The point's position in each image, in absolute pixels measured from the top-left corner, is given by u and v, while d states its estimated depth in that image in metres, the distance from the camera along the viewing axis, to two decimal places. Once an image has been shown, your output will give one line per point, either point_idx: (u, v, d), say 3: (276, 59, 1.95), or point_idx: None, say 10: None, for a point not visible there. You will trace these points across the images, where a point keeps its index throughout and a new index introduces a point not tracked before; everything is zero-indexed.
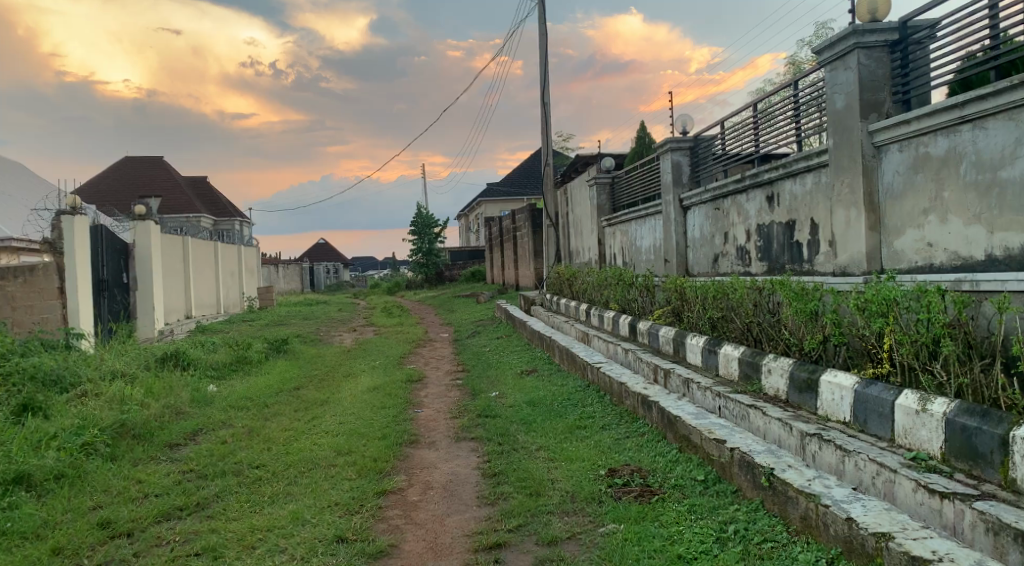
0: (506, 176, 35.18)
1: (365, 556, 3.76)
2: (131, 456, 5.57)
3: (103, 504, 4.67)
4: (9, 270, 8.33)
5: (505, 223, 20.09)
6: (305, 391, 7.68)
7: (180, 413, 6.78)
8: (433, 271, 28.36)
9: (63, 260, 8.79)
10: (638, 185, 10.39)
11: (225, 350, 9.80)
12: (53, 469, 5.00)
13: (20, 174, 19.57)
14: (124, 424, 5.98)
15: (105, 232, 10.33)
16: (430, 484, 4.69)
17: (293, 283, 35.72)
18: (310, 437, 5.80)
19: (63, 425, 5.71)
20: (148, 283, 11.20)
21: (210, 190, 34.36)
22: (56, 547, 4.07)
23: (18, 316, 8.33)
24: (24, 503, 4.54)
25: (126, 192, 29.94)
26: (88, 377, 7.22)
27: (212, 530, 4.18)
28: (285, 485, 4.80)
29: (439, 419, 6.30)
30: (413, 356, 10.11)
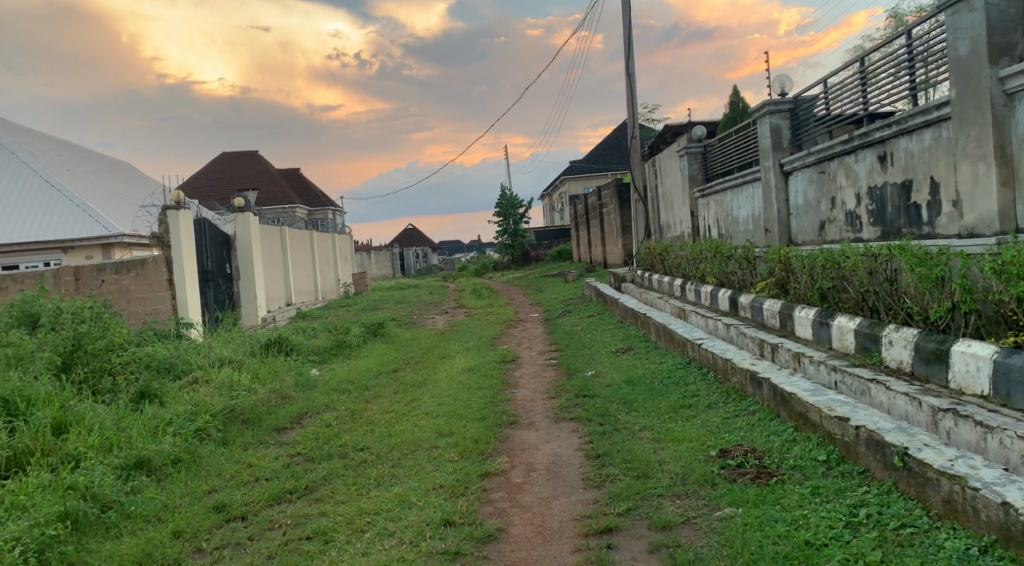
0: (590, 152, 34.75)
1: (474, 540, 3.70)
2: (241, 441, 5.73)
3: (218, 488, 4.80)
4: (122, 264, 8.74)
5: (591, 199, 19.78)
6: (402, 374, 7.74)
7: (285, 396, 6.96)
8: (519, 252, 28.38)
9: (171, 252, 9.11)
10: (733, 153, 9.98)
11: (325, 335, 10.03)
12: (170, 453, 5.19)
13: (127, 174, 20.51)
14: (234, 409, 6.21)
15: (208, 224, 10.66)
16: (533, 466, 4.60)
17: (385, 268, 36.47)
18: (411, 419, 5.82)
19: (177, 411, 5.94)
20: (249, 273, 11.55)
21: (302, 181, 35.34)
22: (177, 531, 4.19)
23: (132, 308, 8.75)
24: (146, 487, 4.73)
25: (225, 186, 31.16)
26: (199, 364, 7.49)
27: (322, 513, 4.23)
28: (389, 467, 4.81)
29: (537, 399, 6.20)
30: (506, 337, 10.09)
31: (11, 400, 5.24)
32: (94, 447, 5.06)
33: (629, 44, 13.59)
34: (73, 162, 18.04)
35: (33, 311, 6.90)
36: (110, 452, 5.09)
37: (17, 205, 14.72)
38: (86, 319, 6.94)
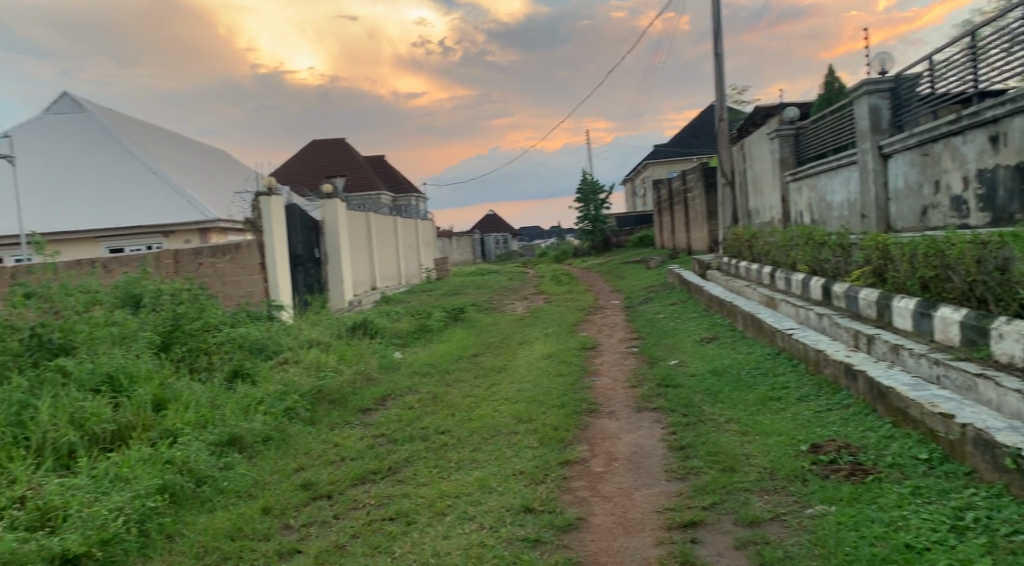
0: (674, 136, 34.06)
1: (554, 528, 3.66)
2: (327, 421, 5.86)
3: (305, 466, 4.92)
4: (218, 248, 9.03)
5: (675, 184, 19.38)
6: (483, 358, 7.77)
7: (369, 378, 7.09)
8: (601, 238, 28.16)
9: (263, 238, 9.41)
10: (827, 135, 9.57)
11: (407, 319, 10.18)
12: (261, 431, 5.36)
13: (223, 162, 21.29)
14: (321, 390, 6.37)
15: (298, 210, 10.94)
16: (614, 455, 4.52)
17: (466, 254, 36.83)
18: (491, 404, 5.82)
19: (268, 391, 6.13)
20: (337, 258, 11.82)
21: (387, 168, 35.99)
22: (267, 507, 4.31)
23: (227, 290, 9.08)
24: (238, 464, 4.90)
25: (314, 173, 32.04)
26: (289, 345, 7.71)
27: (404, 495, 4.27)
28: (470, 451, 4.83)
29: (619, 388, 6.11)
30: (586, 323, 10.00)
31: (115, 377, 5.50)
32: (190, 423, 5.27)
33: (719, 24, 13.19)
34: (173, 150, 18.84)
35: (136, 292, 7.24)
36: (205, 429, 5.29)
37: (123, 192, 15.48)
38: (183, 302, 7.25)
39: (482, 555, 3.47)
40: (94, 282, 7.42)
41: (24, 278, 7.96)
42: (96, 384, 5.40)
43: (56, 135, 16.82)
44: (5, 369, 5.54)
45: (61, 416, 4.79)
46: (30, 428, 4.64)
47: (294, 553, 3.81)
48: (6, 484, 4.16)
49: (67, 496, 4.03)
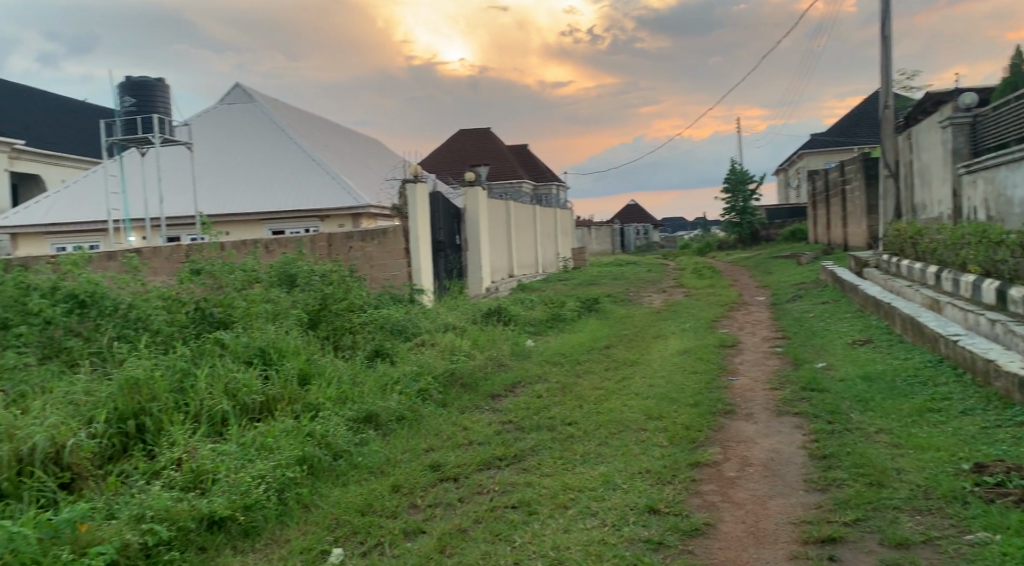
0: (834, 125, 32.13)
1: (679, 532, 3.51)
2: (459, 404, 5.94)
3: (435, 447, 5.00)
4: (367, 232, 9.41)
5: (832, 176, 18.28)
6: (616, 351, 7.62)
7: (501, 364, 7.14)
8: (748, 231, 27.09)
9: (408, 223, 9.68)
10: (1010, 123, 8.68)
11: (542, 307, 10.19)
12: (395, 410, 5.49)
13: (375, 150, 22.17)
14: (454, 373, 6.46)
15: (441, 198, 11.16)
16: (748, 460, 4.28)
17: (605, 244, 36.59)
18: (621, 398, 5.69)
19: (404, 371, 6.31)
20: (476, 245, 12.00)
21: (530, 157, 36.28)
22: (396, 484, 4.41)
23: (374, 273, 9.41)
24: (372, 440, 5.06)
25: (459, 162, 32.81)
26: (426, 328, 7.89)
27: (528, 484, 4.24)
28: (596, 445, 4.73)
29: (758, 389, 5.80)
30: (727, 320, 9.62)
31: (266, 350, 5.82)
32: (331, 399, 5.49)
33: (887, 4, 12.26)
34: (330, 138, 19.81)
35: (291, 272, 7.65)
36: (344, 404, 5.50)
37: (284, 177, 16.45)
38: (332, 282, 7.57)
39: (602, 554, 3.38)
40: (253, 260, 7.91)
41: (194, 255, 8.60)
42: (249, 356, 5.73)
43: (228, 123, 18.10)
44: (172, 339, 5.98)
45: (217, 385, 5.11)
46: (189, 394, 4.98)
47: (418, 533, 3.86)
48: (167, 446, 4.47)
49: (217, 461, 4.28)
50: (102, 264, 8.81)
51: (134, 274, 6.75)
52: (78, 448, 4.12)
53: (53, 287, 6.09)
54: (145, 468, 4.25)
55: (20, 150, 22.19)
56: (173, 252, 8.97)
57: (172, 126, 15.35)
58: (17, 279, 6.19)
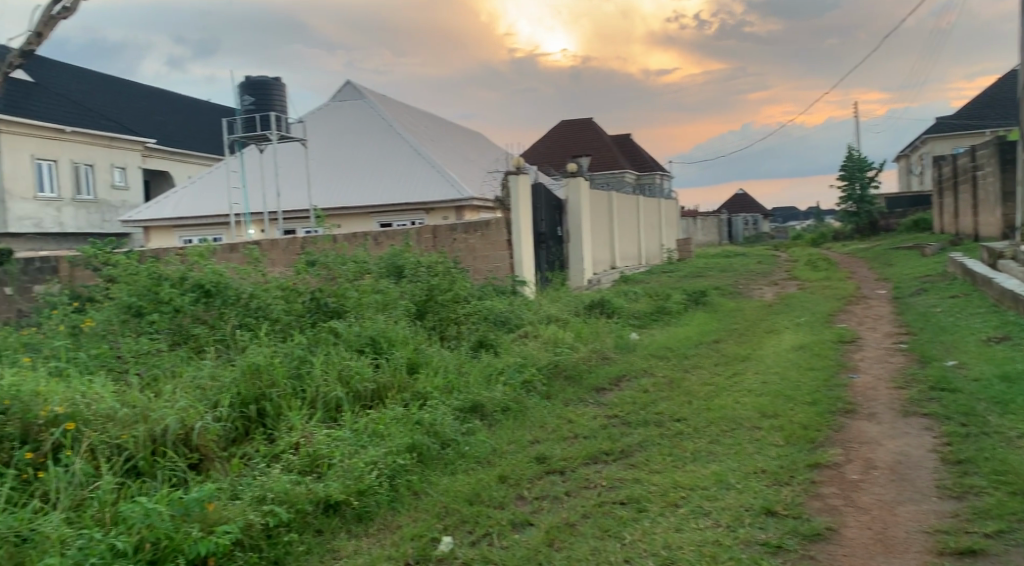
0: (963, 107, 30.12)
1: (799, 536, 3.36)
2: (563, 396, 5.90)
3: (540, 439, 4.99)
4: (470, 224, 9.51)
5: (962, 161, 17.13)
6: (725, 346, 7.39)
7: (605, 357, 7.07)
8: (865, 221, 25.82)
9: (510, 215, 9.69)
10: None
11: (647, 300, 10.02)
12: (500, 401, 5.52)
13: (478, 143, 22.41)
14: (558, 365, 6.45)
15: (544, 189, 11.11)
16: (873, 463, 4.06)
17: (711, 235, 35.72)
18: (731, 395, 5.52)
19: (508, 362, 6.34)
20: (578, 236, 11.92)
21: (633, 147, 35.79)
22: (503, 475, 4.42)
23: (477, 265, 9.53)
24: (479, 430, 5.10)
25: (561, 153, 32.74)
26: (530, 320, 7.88)
27: (637, 481, 4.16)
28: (707, 443, 4.60)
29: (881, 388, 5.50)
30: (844, 314, 9.17)
31: (377, 340, 5.97)
32: (439, 388, 5.57)
33: None
34: (435, 132, 20.12)
35: (398, 264, 7.82)
36: (451, 394, 5.57)
37: (391, 171, 16.86)
38: (438, 274, 7.69)
39: (717, 556, 3.27)
40: (363, 252, 8.13)
41: (309, 247, 8.93)
42: (361, 345, 5.89)
43: (339, 120, 18.69)
44: (290, 327, 6.21)
45: (331, 372, 5.27)
46: (306, 381, 5.16)
47: (527, 526, 3.86)
48: (286, 431, 4.64)
49: (332, 446, 4.42)
50: (225, 255, 9.27)
51: (255, 265, 7.07)
52: (205, 431, 4.33)
53: (182, 278, 6.47)
54: (265, 452, 4.43)
55: (151, 148, 23.70)
56: (289, 244, 9.34)
57: (286, 122, 15.84)
58: (151, 270, 6.60)
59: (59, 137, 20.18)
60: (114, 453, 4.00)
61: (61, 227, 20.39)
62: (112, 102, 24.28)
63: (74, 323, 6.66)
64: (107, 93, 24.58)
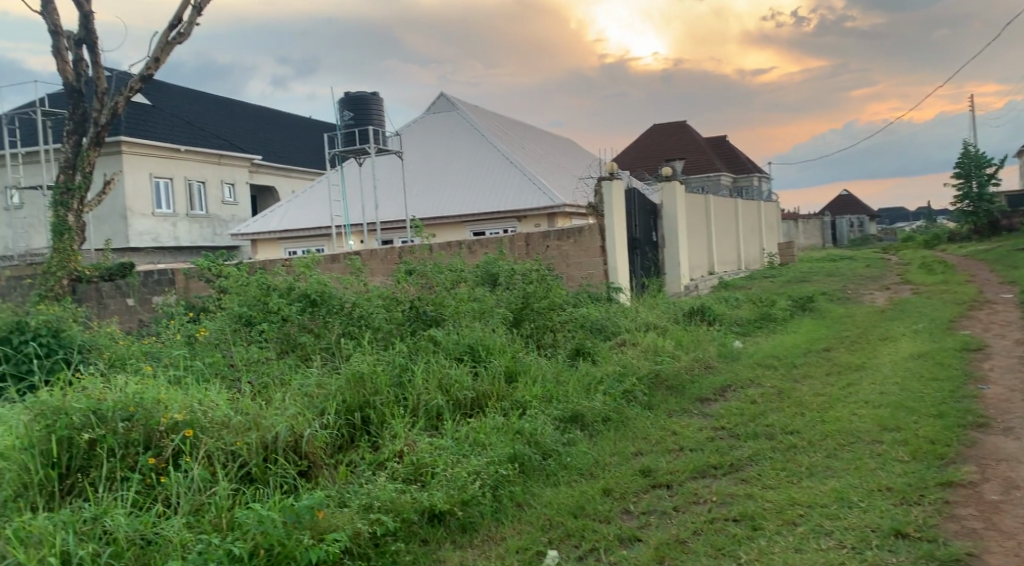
0: None
1: (935, 561, 3.13)
2: (666, 407, 5.73)
3: (644, 451, 4.85)
4: (563, 231, 9.47)
5: None
6: (836, 354, 7.03)
7: (708, 366, 6.84)
8: (984, 221, 24.30)
9: (603, 221, 9.57)
10: None
11: (749, 306, 9.69)
12: (601, 411, 5.42)
13: (570, 150, 22.33)
14: (659, 375, 6.28)
15: (637, 194, 10.91)
16: (1014, 483, 3.75)
17: (813, 238, 34.44)
18: (846, 407, 5.22)
19: (607, 371, 6.22)
20: (674, 241, 11.65)
21: (729, 149, 34.93)
22: (607, 488, 4.32)
23: (571, 271, 9.49)
24: (580, 441, 5.02)
25: (654, 157, 32.30)
26: (627, 327, 7.72)
27: (749, 496, 3.98)
28: (823, 457, 4.36)
29: (1016, 400, 5.09)
30: (967, 320, 8.58)
31: (475, 348, 5.97)
32: (538, 397, 5.51)
33: None
34: (527, 140, 20.15)
35: (493, 271, 7.82)
36: (550, 403, 5.50)
37: (485, 180, 16.99)
38: (534, 281, 7.65)
39: None
40: (459, 261, 8.17)
41: (407, 256, 9.08)
42: (459, 353, 5.90)
43: (433, 131, 18.99)
44: (391, 335, 6.28)
45: (432, 381, 5.30)
46: (408, 389, 5.20)
47: (634, 541, 3.74)
48: (389, 438, 4.68)
49: (435, 455, 4.43)
50: (328, 266, 9.53)
51: (356, 275, 7.22)
52: (313, 439, 4.43)
53: (289, 288, 6.72)
54: (370, 459, 4.47)
55: (257, 164, 24.76)
56: (387, 254, 9.52)
57: (384, 136, 16.29)
58: (259, 281, 6.86)
59: (174, 156, 21.35)
60: (229, 460, 4.12)
61: (176, 241, 21.57)
62: (221, 121, 25.50)
63: (189, 332, 6.98)
64: (217, 112, 25.85)
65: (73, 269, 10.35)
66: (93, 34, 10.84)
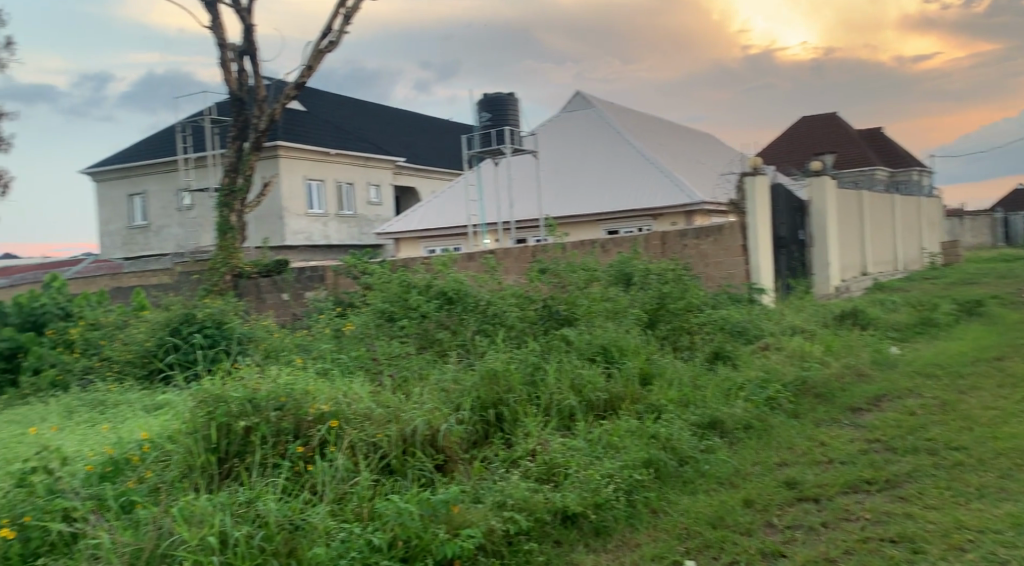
0: None
1: None
2: (813, 416, 5.41)
3: (789, 462, 4.59)
4: (702, 229, 9.16)
5: None
6: (1010, 364, 6.39)
7: (861, 374, 6.41)
8: None
9: (746, 219, 9.20)
10: None
11: (908, 310, 9.00)
12: (742, 418, 5.19)
13: (710, 146, 21.69)
14: (806, 382, 5.95)
15: (783, 190, 10.39)
16: None
17: (981, 236, 31.70)
18: (1023, 423, 4.73)
19: (749, 376, 5.95)
20: (823, 240, 11.02)
21: (886, 141, 32.74)
22: (748, 499, 4.12)
23: (710, 271, 9.13)
24: (719, 448, 4.82)
25: (802, 151, 30.81)
26: (771, 330, 7.36)
27: (908, 516, 3.68)
28: (996, 478, 3.96)
29: None
30: None
31: (609, 348, 5.88)
32: (674, 401, 5.35)
33: None
34: (665, 136, 19.74)
35: (628, 271, 7.69)
36: (687, 407, 5.32)
37: (621, 178, 16.78)
38: (670, 281, 7.45)
39: None
40: (594, 259, 8.09)
41: (541, 255, 9.09)
42: (592, 353, 5.83)
43: (569, 129, 18.97)
44: (524, 334, 6.28)
45: (565, 380, 5.26)
46: (540, 388, 5.19)
47: (778, 557, 3.53)
48: (522, 437, 4.68)
49: (568, 456, 4.38)
50: (464, 264, 9.70)
51: (490, 273, 7.30)
52: (449, 433, 4.51)
53: (427, 286, 6.92)
54: (504, 457, 4.48)
55: (400, 166, 25.69)
56: (522, 252, 9.57)
57: (520, 136, 16.45)
58: (400, 278, 7.11)
59: (324, 159, 22.53)
60: (370, 451, 4.26)
61: (326, 239, 22.74)
62: (367, 125, 26.66)
63: (336, 326, 7.32)
64: (364, 117, 27.05)
65: (235, 266, 11.05)
66: (255, 45, 11.57)
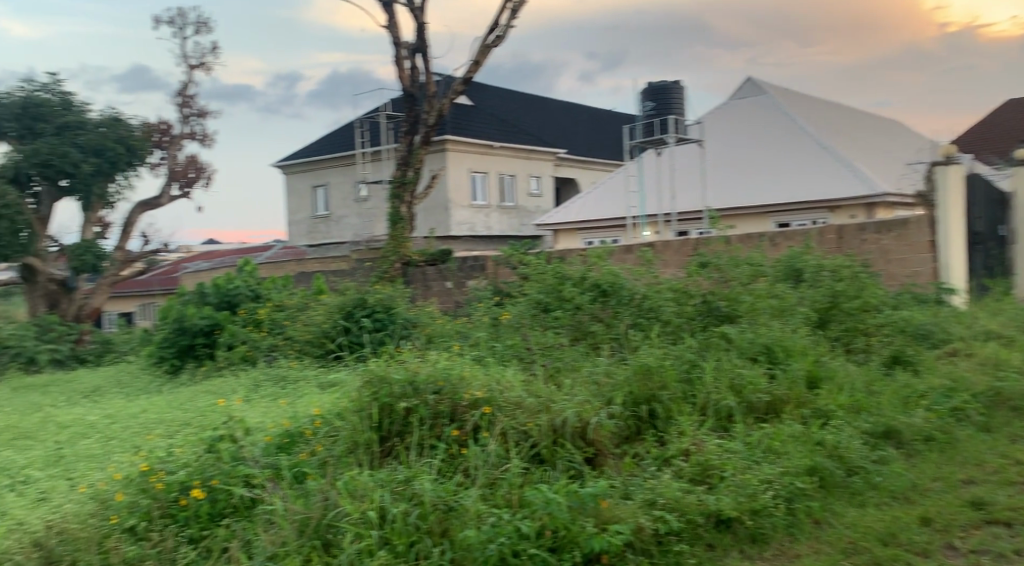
0: None
1: None
2: (1009, 431, 4.88)
3: (977, 480, 4.18)
4: (884, 223, 8.46)
5: None
6: None
7: None
8: None
9: (935, 212, 8.46)
10: None
11: None
12: (922, 430, 4.77)
13: (896, 133, 20.12)
14: (1001, 393, 5.39)
15: (980, 181, 9.43)
16: None
17: None
18: None
19: (932, 384, 5.47)
20: None
21: None
22: (926, 517, 3.79)
23: (891, 269, 8.46)
24: (894, 460, 4.46)
25: (1005, 138, 27.82)
26: (961, 335, 6.71)
27: None
28: None
29: None
30: None
31: (773, 348, 5.59)
32: (844, 406, 5.01)
33: None
34: (844, 123, 18.50)
35: (798, 267, 7.28)
36: (859, 415, 4.96)
37: (794, 168, 15.93)
38: (844, 279, 6.97)
39: None
40: (760, 254, 7.72)
41: (703, 248, 8.80)
42: (754, 353, 5.57)
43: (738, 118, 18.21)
44: (681, 329, 6.11)
45: (723, 380, 5.06)
46: (697, 386, 5.04)
47: None
48: (676, 435, 4.55)
49: (724, 458, 4.22)
50: (622, 256, 9.58)
51: (647, 266, 7.16)
52: (599, 427, 4.47)
53: (582, 277, 6.90)
54: (656, 455, 4.39)
55: (564, 157, 25.82)
56: (682, 245, 9.31)
57: (685, 125, 16.07)
58: (556, 270, 7.13)
59: (489, 152, 23.07)
60: (522, 439, 4.32)
61: (488, 230, 23.33)
62: (532, 117, 27.00)
63: (494, 315, 7.46)
64: (528, 109, 27.41)
65: (404, 254, 11.49)
66: (426, 42, 12.01)
